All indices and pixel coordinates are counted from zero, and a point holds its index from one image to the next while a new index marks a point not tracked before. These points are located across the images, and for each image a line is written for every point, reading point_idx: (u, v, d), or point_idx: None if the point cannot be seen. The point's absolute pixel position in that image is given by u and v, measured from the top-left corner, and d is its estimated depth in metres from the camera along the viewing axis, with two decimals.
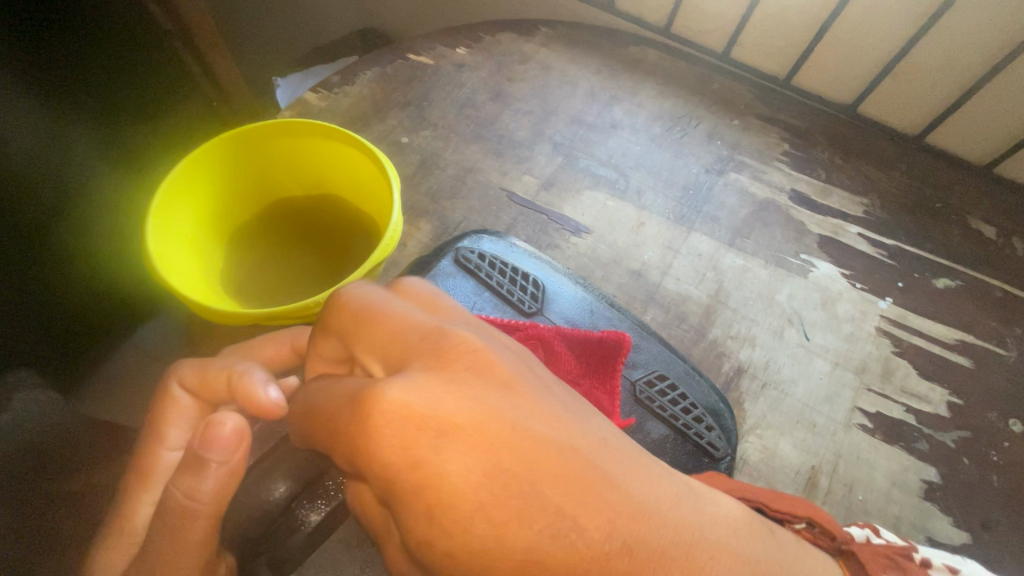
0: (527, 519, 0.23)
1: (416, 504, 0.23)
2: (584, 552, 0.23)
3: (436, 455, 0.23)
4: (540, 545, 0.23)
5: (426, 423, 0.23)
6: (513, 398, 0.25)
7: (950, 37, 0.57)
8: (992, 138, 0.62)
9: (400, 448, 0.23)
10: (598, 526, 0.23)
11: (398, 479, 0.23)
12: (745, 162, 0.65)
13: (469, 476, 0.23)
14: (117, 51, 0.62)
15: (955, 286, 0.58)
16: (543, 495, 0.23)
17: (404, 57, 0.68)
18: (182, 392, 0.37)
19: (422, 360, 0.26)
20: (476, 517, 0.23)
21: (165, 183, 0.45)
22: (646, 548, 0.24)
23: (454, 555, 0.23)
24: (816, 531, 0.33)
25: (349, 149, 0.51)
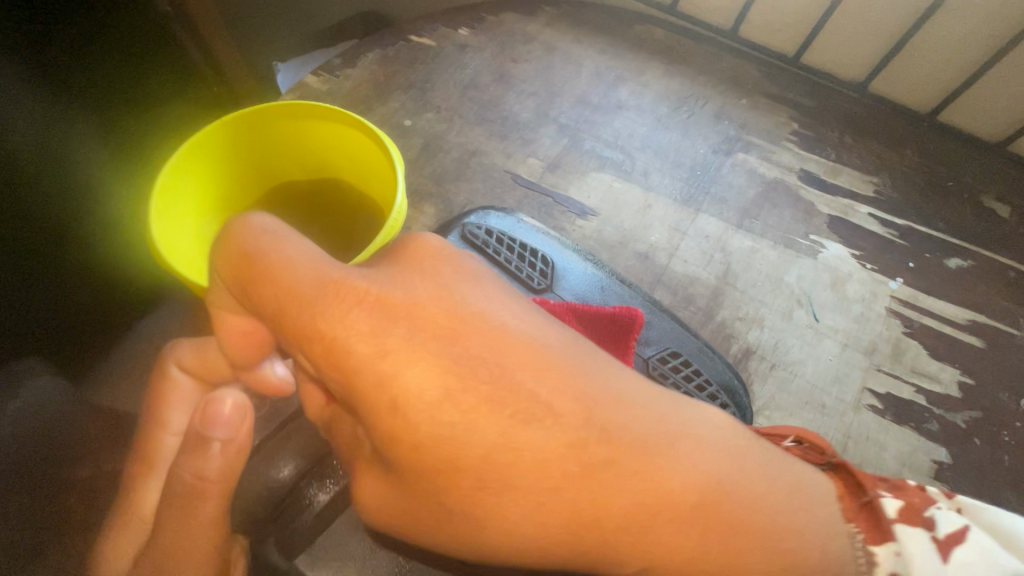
0: (498, 407, 0.25)
1: (382, 394, 0.25)
2: (556, 437, 0.25)
3: (405, 342, 0.25)
4: (511, 430, 0.25)
5: (397, 312, 0.25)
6: (484, 293, 0.27)
7: (963, 13, 0.56)
8: (1007, 113, 0.60)
9: (368, 333, 0.25)
10: (572, 413, 0.25)
11: (364, 366, 0.25)
12: (753, 142, 0.64)
13: (439, 365, 0.25)
14: (119, 39, 0.61)
15: (967, 266, 0.57)
16: (516, 382, 0.25)
17: (405, 38, 0.67)
18: (181, 372, 0.38)
19: (394, 263, 0.28)
20: (444, 403, 0.25)
21: (170, 166, 0.45)
22: (623, 435, 0.26)
23: (421, 444, 0.25)
24: (806, 448, 0.38)
25: (351, 130, 0.50)
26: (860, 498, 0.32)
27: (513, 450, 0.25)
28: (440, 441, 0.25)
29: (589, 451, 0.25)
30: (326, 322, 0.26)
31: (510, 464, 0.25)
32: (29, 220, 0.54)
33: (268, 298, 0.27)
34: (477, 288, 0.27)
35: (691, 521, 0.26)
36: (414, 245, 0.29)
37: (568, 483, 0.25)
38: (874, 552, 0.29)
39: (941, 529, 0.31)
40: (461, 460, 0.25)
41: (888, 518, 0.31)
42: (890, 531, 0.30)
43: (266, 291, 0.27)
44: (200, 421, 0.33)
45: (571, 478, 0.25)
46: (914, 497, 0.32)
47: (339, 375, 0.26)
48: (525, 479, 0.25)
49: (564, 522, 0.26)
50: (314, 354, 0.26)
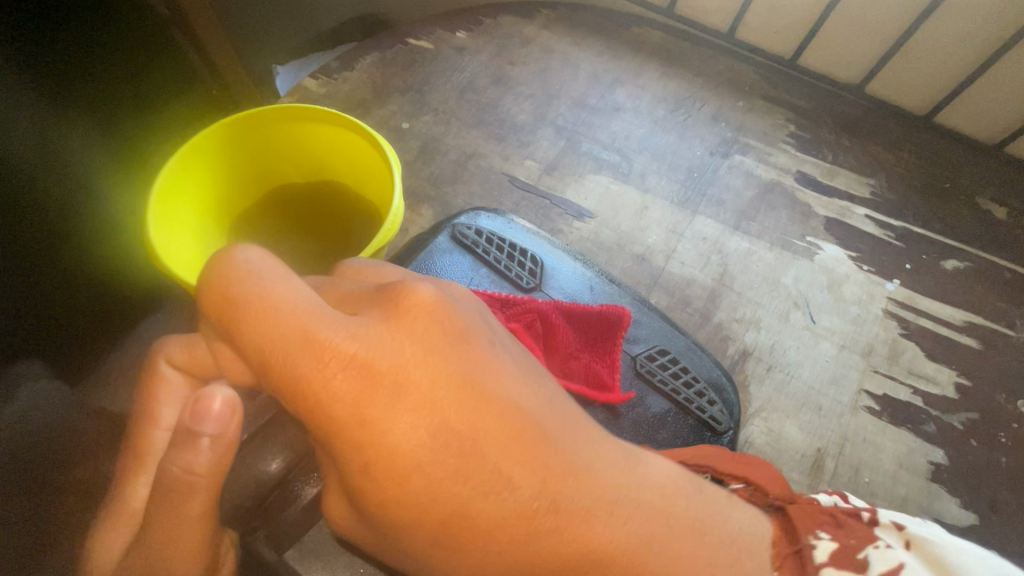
0: (465, 478, 0.25)
1: (355, 455, 0.24)
2: (512, 508, 0.25)
3: (381, 411, 0.24)
4: (471, 499, 0.25)
5: (377, 379, 0.24)
6: (470, 358, 0.26)
7: (960, 14, 0.56)
8: (1002, 115, 0.61)
9: (345, 398, 0.24)
10: (532, 486, 0.25)
11: (339, 427, 0.24)
12: (749, 144, 0.64)
13: (411, 436, 0.24)
14: (119, 43, 0.62)
15: (964, 267, 0.57)
16: (483, 455, 0.25)
17: (403, 41, 0.67)
18: (170, 368, 0.37)
19: (383, 316, 0.26)
20: (413, 471, 0.24)
21: (169, 169, 0.45)
22: (575, 505, 0.26)
23: (383, 502, 0.25)
24: (752, 491, 0.35)
25: (350, 134, 0.50)
26: (792, 544, 0.30)
27: (469, 516, 0.25)
28: (400, 501, 0.25)
29: (539, 522, 0.25)
30: (302, 382, 0.24)
31: (463, 528, 0.25)
32: (29, 224, 0.55)
33: (246, 343, 0.25)
34: (466, 353, 0.26)
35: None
36: (408, 295, 0.26)
37: (515, 547, 0.25)
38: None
39: (875, 571, 0.28)
40: (415, 520, 0.25)
41: (815, 561, 0.28)
42: (814, 572, 0.28)
43: (247, 338, 0.25)
44: (191, 416, 0.33)
45: (515, 544, 0.25)
46: (851, 539, 0.30)
47: (311, 426, 0.25)
48: (472, 541, 0.25)
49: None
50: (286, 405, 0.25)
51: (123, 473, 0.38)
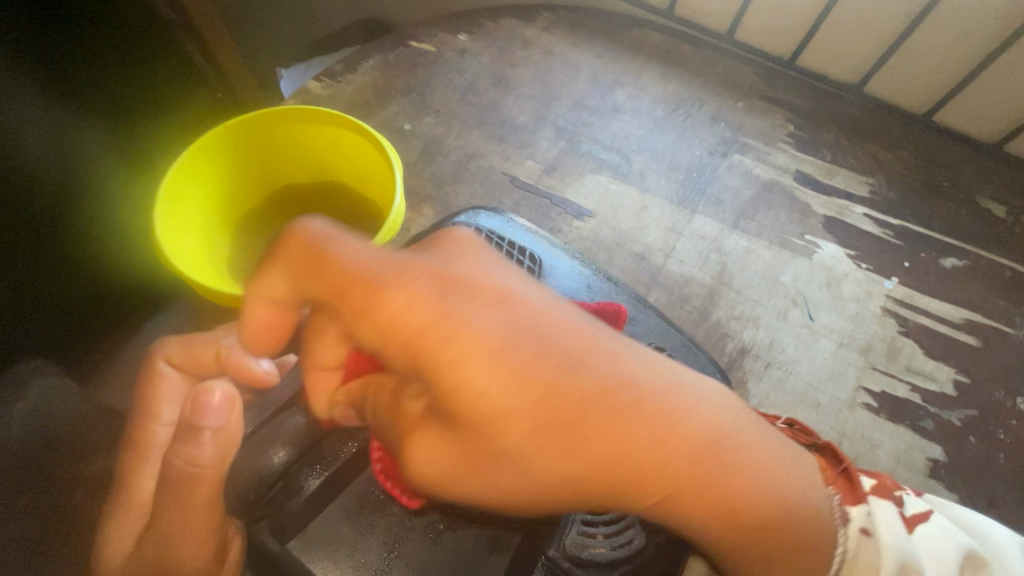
0: (544, 356, 0.27)
1: (435, 353, 0.27)
2: (596, 380, 0.27)
3: (453, 307, 0.27)
4: (556, 377, 0.26)
5: (451, 280, 0.28)
6: (511, 270, 0.31)
7: (955, 16, 0.57)
8: (1001, 114, 0.61)
9: (428, 296, 0.28)
10: (606, 366, 0.27)
11: (428, 325, 0.27)
12: (748, 144, 0.65)
13: (487, 322, 0.27)
14: (125, 49, 0.63)
15: (963, 265, 0.57)
16: (552, 340, 0.27)
17: (405, 44, 0.68)
18: (168, 366, 0.42)
19: (438, 249, 0.32)
20: (491, 360, 0.26)
21: (176, 169, 0.46)
22: (651, 386, 0.27)
23: (469, 401, 0.27)
24: (797, 432, 0.39)
25: (352, 135, 0.51)
26: (837, 466, 0.34)
27: (559, 393, 0.26)
28: (483, 398, 0.26)
29: (622, 395, 0.27)
30: (390, 292, 0.28)
31: (559, 408, 0.26)
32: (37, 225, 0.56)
33: (332, 282, 0.30)
34: (508, 267, 0.31)
35: (724, 460, 0.28)
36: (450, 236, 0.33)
37: (611, 425, 0.26)
38: (849, 511, 0.32)
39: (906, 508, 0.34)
40: (510, 412, 0.26)
41: (863, 490, 0.33)
42: (862, 495, 0.33)
43: (327, 274, 0.31)
44: (192, 412, 0.37)
45: (611, 421, 0.26)
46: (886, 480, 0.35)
47: (400, 336, 0.28)
48: (569, 427, 0.26)
49: (612, 468, 0.27)
50: (376, 321, 0.28)
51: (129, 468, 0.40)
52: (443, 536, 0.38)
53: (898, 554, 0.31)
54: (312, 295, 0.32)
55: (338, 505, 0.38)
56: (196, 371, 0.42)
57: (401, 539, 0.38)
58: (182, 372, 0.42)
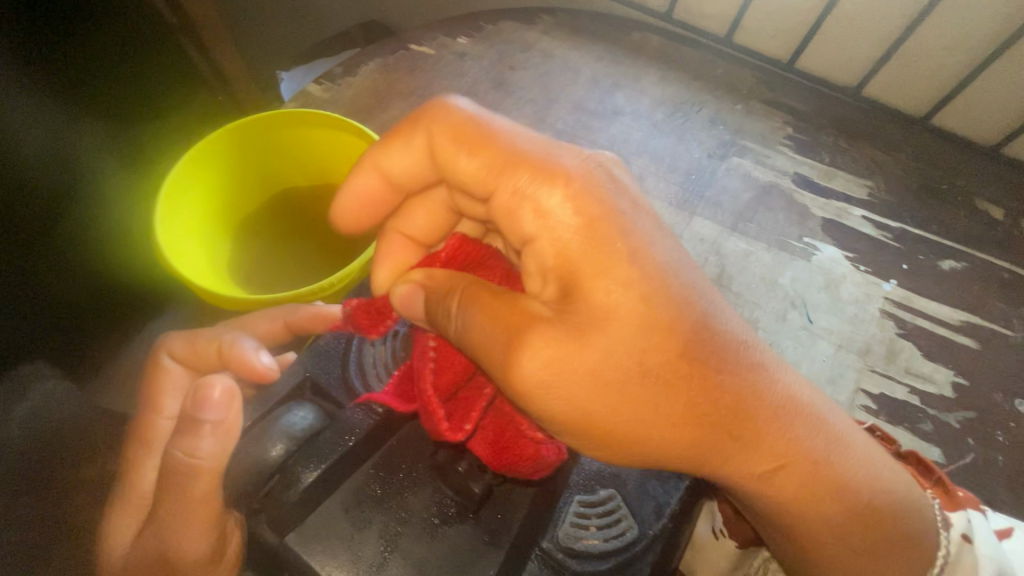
0: (700, 295, 0.32)
1: (599, 250, 0.31)
2: (731, 327, 0.32)
3: (624, 228, 0.32)
4: (707, 315, 0.31)
5: (629, 207, 0.33)
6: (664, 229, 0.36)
7: (949, 24, 0.57)
8: (998, 118, 0.61)
9: (604, 205, 0.32)
10: (735, 323, 0.32)
11: (604, 231, 0.31)
12: (747, 146, 0.65)
13: (658, 249, 0.32)
14: (128, 50, 0.64)
15: (961, 267, 0.58)
16: (697, 286, 0.32)
17: (406, 47, 0.69)
18: (171, 361, 0.43)
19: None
20: (651, 280, 0.31)
21: (175, 173, 0.47)
22: (762, 356, 0.32)
23: (621, 297, 0.30)
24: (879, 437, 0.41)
25: (351, 138, 0.51)
26: (931, 476, 0.39)
27: (704, 328, 0.31)
28: (627, 308, 0.30)
29: (749, 350, 0.32)
30: (562, 185, 0.32)
31: (699, 340, 0.31)
32: (42, 224, 0.57)
33: (491, 160, 0.34)
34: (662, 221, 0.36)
35: (806, 425, 0.33)
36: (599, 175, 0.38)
37: (734, 368, 0.31)
38: (949, 514, 0.37)
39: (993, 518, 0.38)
40: (652, 334, 0.30)
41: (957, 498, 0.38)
42: (959, 503, 0.38)
43: (493, 150, 0.34)
44: (194, 404, 0.37)
45: (734, 362, 0.31)
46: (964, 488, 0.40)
47: (566, 228, 0.31)
48: (704, 355, 0.30)
49: (719, 401, 0.30)
50: (539, 207, 0.32)
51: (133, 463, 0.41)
52: (441, 531, 0.37)
53: (993, 561, 0.36)
54: (453, 173, 0.36)
55: (336, 498, 0.37)
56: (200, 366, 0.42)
57: (399, 532, 0.37)
58: (185, 366, 0.42)
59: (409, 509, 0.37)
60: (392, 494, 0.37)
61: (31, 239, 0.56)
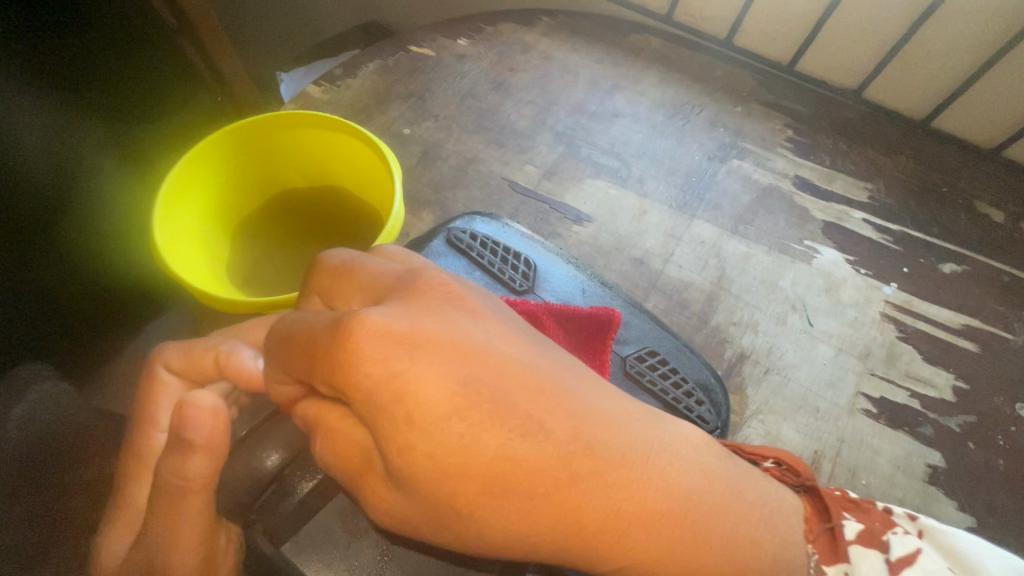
0: (499, 424, 0.26)
1: (395, 411, 0.26)
2: (549, 451, 0.26)
3: (411, 368, 0.26)
4: (510, 444, 0.26)
5: (415, 343, 0.26)
6: (484, 327, 0.29)
7: (951, 26, 0.57)
8: (999, 120, 0.61)
9: (378, 362, 0.26)
10: (564, 429, 0.27)
11: (379, 389, 0.26)
12: (747, 149, 0.65)
13: (444, 383, 0.26)
14: (126, 50, 0.64)
15: (962, 270, 0.57)
16: (512, 402, 0.26)
17: (405, 49, 0.69)
18: (167, 373, 0.39)
19: (404, 300, 0.29)
20: (452, 422, 0.26)
21: (175, 178, 0.47)
22: (606, 449, 0.27)
23: (433, 456, 0.26)
24: (784, 470, 0.37)
25: (350, 140, 0.51)
26: (823, 522, 0.33)
27: (511, 461, 0.26)
28: (444, 457, 0.26)
29: (576, 463, 0.27)
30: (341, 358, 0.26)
31: (508, 476, 0.26)
32: (43, 229, 0.57)
33: (298, 354, 0.29)
34: (476, 321, 0.29)
35: (683, 515, 0.28)
36: (421, 278, 0.31)
37: (555, 491, 0.27)
38: (825, 569, 0.31)
39: (894, 552, 0.31)
40: (454, 482, 0.26)
41: (844, 540, 0.32)
42: (844, 551, 0.31)
43: (298, 340, 0.29)
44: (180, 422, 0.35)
45: (555, 486, 0.27)
46: (875, 522, 0.33)
47: (361, 400, 0.26)
48: (517, 490, 0.26)
49: (548, 525, 0.27)
50: (337, 384, 0.27)
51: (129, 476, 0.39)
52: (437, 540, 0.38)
53: None
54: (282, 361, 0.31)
55: (335, 506, 0.38)
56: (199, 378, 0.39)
57: (395, 540, 0.37)
58: (183, 378, 0.39)
59: None
60: None
61: (32, 243, 0.56)
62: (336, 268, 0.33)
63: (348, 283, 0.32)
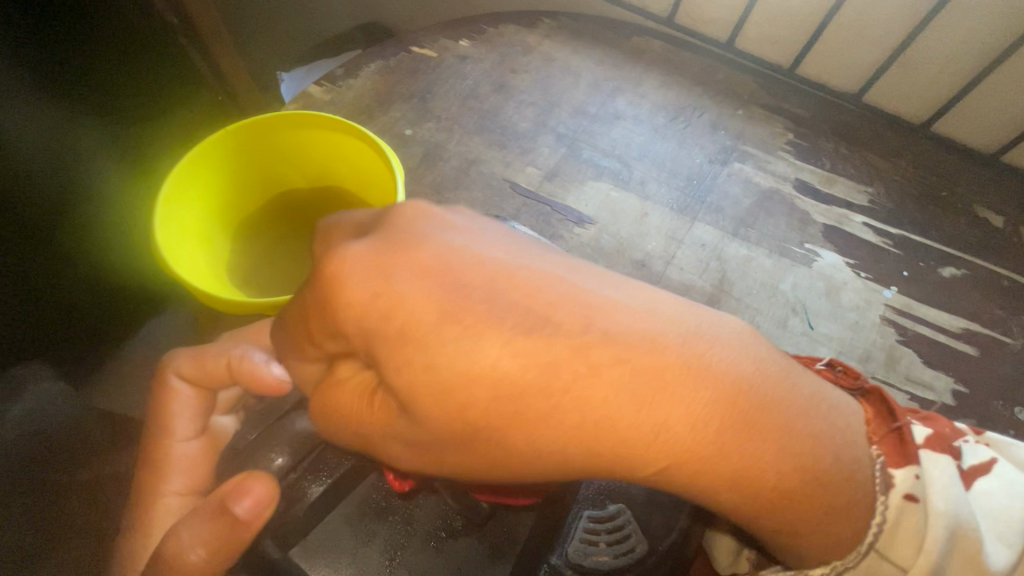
0: (494, 321, 0.28)
1: (388, 332, 0.29)
2: (557, 344, 0.28)
3: (392, 284, 0.29)
4: (509, 339, 0.28)
5: (390, 263, 0.29)
6: (463, 239, 0.31)
7: (951, 30, 0.58)
8: (998, 124, 0.62)
9: (360, 284, 0.29)
10: (569, 318, 0.28)
11: (367, 313, 0.29)
12: (748, 152, 0.65)
13: (427, 294, 0.28)
14: (129, 51, 0.64)
15: (961, 274, 0.58)
16: (503, 300, 0.28)
17: (407, 50, 0.69)
18: (180, 381, 0.39)
19: (383, 230, 0.32)
20: (444, 325, 0.28)
21: (176, 177, 0.46)
22: (623, 335, 0.28)
23: (434, 365, 0.28)
24: (840, 373, 0.37)
25: (352, 139, 0.51)
26: (889, 424, 0.33)
27: (518, 357, 0.27)
28: (451, 362, 0.28)
29: (592, 352, 0.28)
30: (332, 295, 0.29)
31: (516, 372, 0.28)
32: (46, 231, 0.57)
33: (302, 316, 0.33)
34: (454, 234, 0.31)
35: (731, 403, 0.28)
36: (400, 208, 0.33)
37: (576, 384, 0.28)
38: (893, 471, 0.31)
39: (966, 461, 0.33)
40: (465, 386, 0.28)
41: (914, 444, 0.32)
42: (913, 453, 0.31)
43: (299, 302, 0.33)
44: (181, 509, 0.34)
45: (581, 378, 0.27)
46: (945, 430, 0.33)
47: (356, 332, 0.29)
48: (534, 389, 0.28)
49: (577, 422, 0.28)
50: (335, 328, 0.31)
51: (139, 483, 0.38)
52: (444, 544, 0.40)
53: (950, 518, 0.30)
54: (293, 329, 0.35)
55: (339, 512, 0.40)
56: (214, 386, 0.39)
57: (403, 543, 0.39)
58: (197, 385, 0.39)
59: (412, 523, 0.40)
60: (396, 509, 0.40)
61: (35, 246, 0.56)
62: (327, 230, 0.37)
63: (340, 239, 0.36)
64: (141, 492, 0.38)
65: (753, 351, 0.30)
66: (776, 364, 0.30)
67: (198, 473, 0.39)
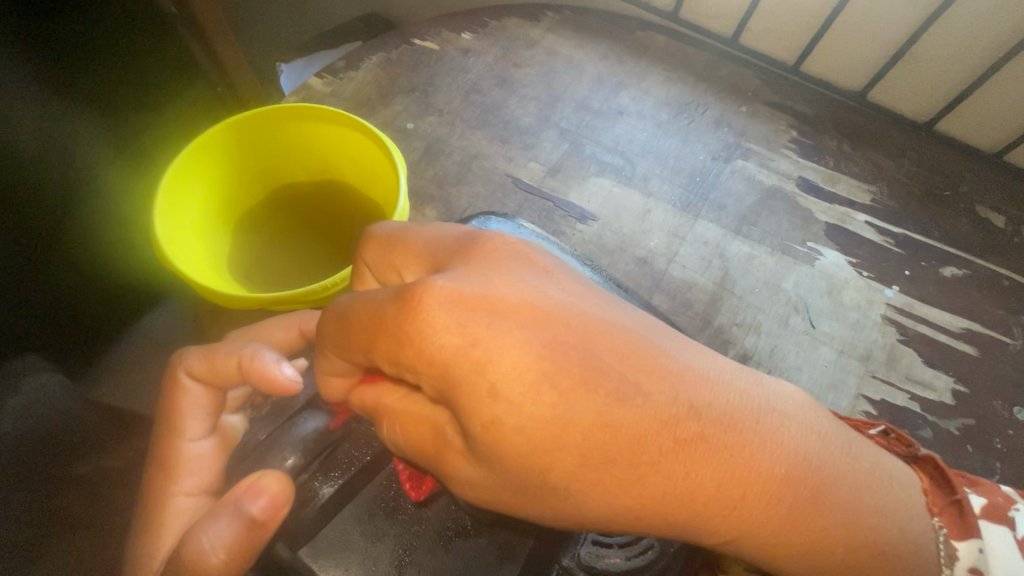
0: (592, 389, 0.27)
1: (479, 383, 0.27)
2: (650, 415, 0.27)
3: (490, 331, 0.27)
4: (607, 409, 0.27)
5: (488, 308, 0.27)
6: (555, 289, 0.30)
7: (956, 29, 0.58)
8: (1001, 125, 0.62)
9: (455, 332, 0.27)
10: (662, 390, 0.28)
11: (457, 358, 0.27)
12: (752, 149, 0.64)
13: (528, 349, 0.27)
14: (126, 42, 0.63)
15: (962, 274, 0.58)
16: (601, 363, 0.27)
17: (409, 42, 0.68)
18: (190, 380, 0.39)
19: (469, 266, 0.30)
20: (541, 387, 0.26)
21: (175, 168, 0.45)
22: (712, 411, 0.28)
23: (522, 426, 0.27)
24: (891, 440, 0.34)
25: (355, 134, 0.50)
26: (948, 495, 0.32)
27: (612, 427, 0.27)
28: (544, 423, 0.27)
29: (682, 426, 0.27)
30: (419, 331, 0.27)
31: (608, 438, 0.27)
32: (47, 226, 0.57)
33: (362, 337, 0.30)
34: (544, 281, 0.30)
35: (807, 484, 0.28)
36: (483, 243, 0.32)
37: (664, 459, 0.27)
38: (956, 547, 0.30)
39: None
40: (553, 451, 0.27)
41: (975, 517, 0.31)
42: (976, 527, 0.31)
43: (360, 324, 0.30)
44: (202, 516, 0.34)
45: (667, 452, 0.27)
46: (1002, 498, 0.32)
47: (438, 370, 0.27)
48: (620, 458, 0.27)
49: (659, 492, 0.27)
50: (408, 364, 0.28)
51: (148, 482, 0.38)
52: (454, 543, 0.38)
53: None
54: (344, 349, 0.32)
55: (349, 510, 0.38)
56: (225, 384, 0.39)
57: (413, 544, 0.37)
58: (205, 384, 0.39)
59: (422, 523, 0.38)
60: (405, 508, 0.38)
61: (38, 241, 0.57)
62: (389, 240, 0.34)
63: (400, 252, 0.34)
64: (149, 492, 0.38)
65: (817, 425, 0.30)
66: (840, 438, 0.30)
67: (208, 472, 0.39)
